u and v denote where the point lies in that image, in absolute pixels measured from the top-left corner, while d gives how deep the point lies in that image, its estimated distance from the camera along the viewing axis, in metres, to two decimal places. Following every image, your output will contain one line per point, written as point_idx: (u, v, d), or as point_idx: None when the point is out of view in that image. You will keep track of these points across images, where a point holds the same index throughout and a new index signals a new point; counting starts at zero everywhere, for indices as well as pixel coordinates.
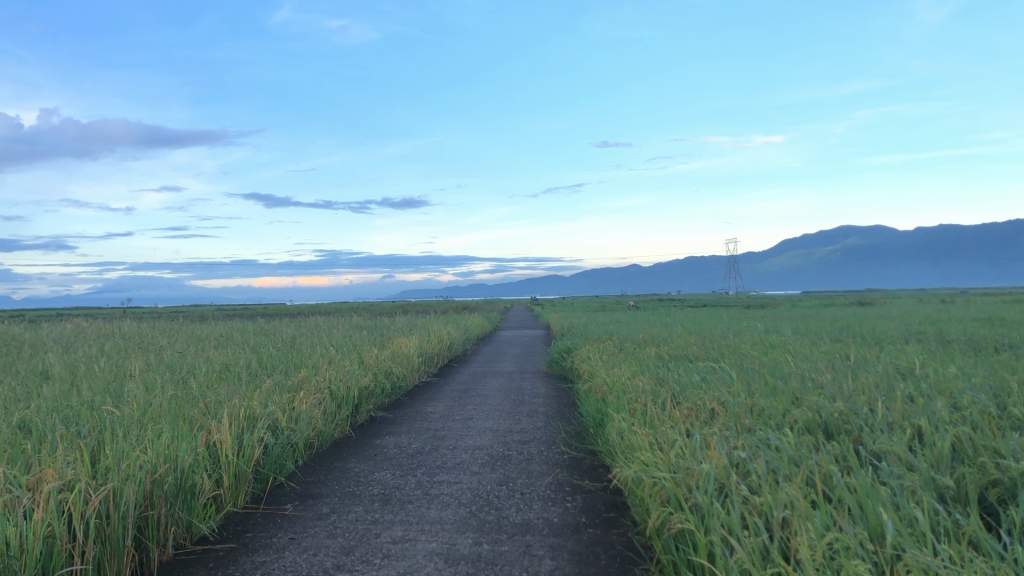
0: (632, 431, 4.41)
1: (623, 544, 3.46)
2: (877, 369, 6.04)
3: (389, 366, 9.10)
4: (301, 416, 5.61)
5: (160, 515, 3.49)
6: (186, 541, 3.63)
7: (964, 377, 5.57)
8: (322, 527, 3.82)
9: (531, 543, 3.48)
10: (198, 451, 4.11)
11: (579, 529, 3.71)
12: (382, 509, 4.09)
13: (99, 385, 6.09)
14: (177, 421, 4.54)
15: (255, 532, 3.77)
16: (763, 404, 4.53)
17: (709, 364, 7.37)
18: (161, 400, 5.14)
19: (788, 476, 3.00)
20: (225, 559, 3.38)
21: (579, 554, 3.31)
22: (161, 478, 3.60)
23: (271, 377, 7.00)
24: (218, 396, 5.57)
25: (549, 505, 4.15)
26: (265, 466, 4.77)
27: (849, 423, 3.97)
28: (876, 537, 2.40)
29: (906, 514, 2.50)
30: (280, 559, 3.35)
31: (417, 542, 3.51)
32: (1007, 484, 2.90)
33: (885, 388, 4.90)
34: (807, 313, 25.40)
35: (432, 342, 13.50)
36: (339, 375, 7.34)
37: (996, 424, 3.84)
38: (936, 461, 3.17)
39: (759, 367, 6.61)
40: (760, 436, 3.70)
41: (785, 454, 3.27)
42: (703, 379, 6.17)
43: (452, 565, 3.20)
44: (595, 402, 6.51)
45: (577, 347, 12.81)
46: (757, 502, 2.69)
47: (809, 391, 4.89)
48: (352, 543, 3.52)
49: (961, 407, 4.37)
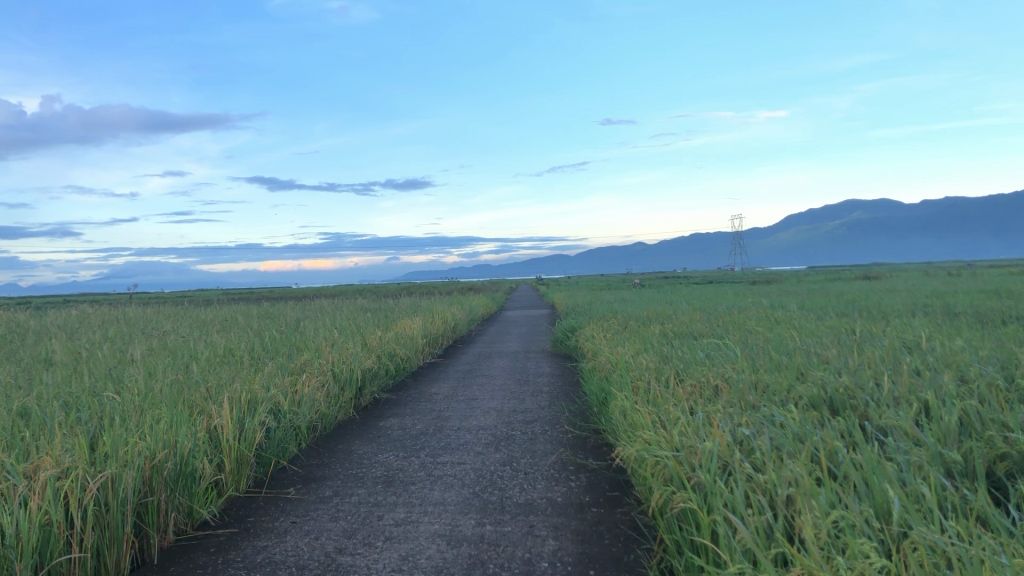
0: (635, 409, 4.38)
1: (626, 523, 3.42)
2: (883, 343, 5.99)
3: (392, 348, 9.06)
4: (304, 400, 5.58)
5: (159, 501, 3.46)
6: (187, 527, 3.61)
7: (971, 350, 5.53)
8: (324, 510, 3.79)
9: (534, 523, 3.45)
10: (198, 436, 4.08)
11: (583, 508, 3.68)
12: (384, 492, 4.07)
13: (102, 370, 6.07)
14: (178, 406, 4.52)
15: (258, 516, 3.75)
16: (768, 379, 4.49)
17: (713, 340, 7.34)
18: (161, 386, 5.12)
19: (792, 453, 2.96)
20: (226, 544, 3.36)
21: (582, 534, 3.28)
22: (160, 464, 3.56)
23: (273, 360, 6.96)
24: (220, 380, 5.55)
25: (552, 484, 4.12)
26: (267, 450, 4.74)
27: (854, 398, 3.93)
28: (882, 514, 2.36)
29: (913, 490, 2.45)
30: (281, 542, 3.32)
31: (420, 524, 3.48)
32: (1015, 458, 2.85)
33: (891, 362, 4.86)
34: (812, 288, 25.33)
35: (436, 324, 13.45)
36: (342, 358, 7.30)
37: (1002, 396, 3.81)
38: (943, 436, 3.13)
39: (764, 343, 6.56)
40: (764, 413, 3.64)
41: (789, 431, 3.23)
42: (708, 356, 6.13)
43: (455, 546, 3.17)
44: (598, 381, 6.49)
45: (582, 325, 12.77)
46: (762, 481, 2.65)
47: (813, 366, 4.86)
48: (354, 526, 3.49)
49: (968, 379, 4.33)
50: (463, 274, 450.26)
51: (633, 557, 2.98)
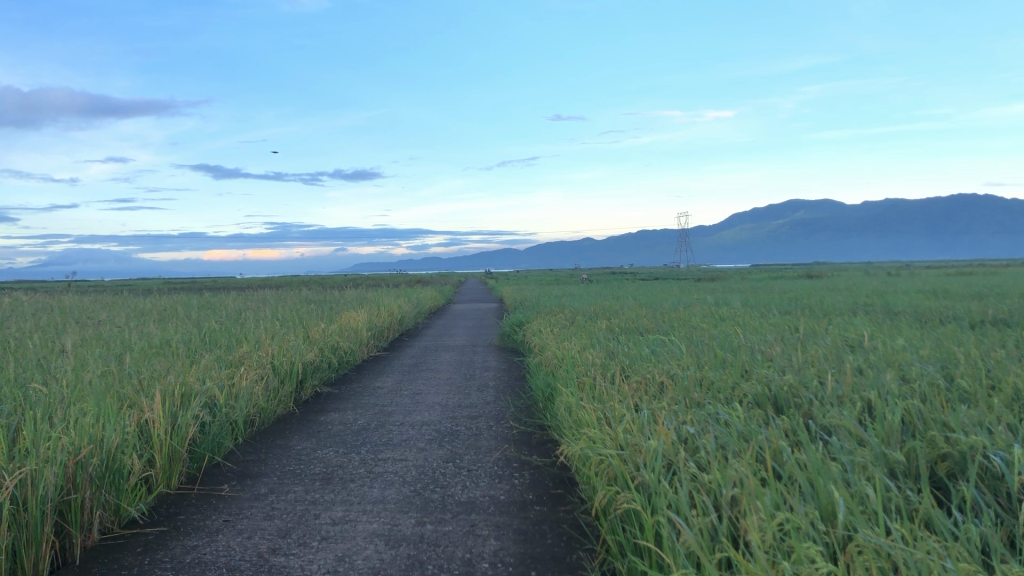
0: (581, 405, 4.33)
1: (569, 522, 3.36)
2: (826, 342, 6.03)
3: (335, 341, 8.89)
4: (242, 393, 5.43)
5: (84, 498, 3.29)
6: (114, 524, 3.44)
7: (911, 349, 5.60)
8: (259, 508, 3.66)
9: (476, 522, 3.37)
10: (127, 430, 3.90)
11: (525, 506, 3.61)
12: (323, 489, 3.95)
13: (30, 360, 5.84)
14: (106, 399, 4.34)
15: (188, 515, 3.60)
16: (713, 376, 4.48)
17: (659, 336, 7.34)
18: (91, 377, 4.93)
19: (737, 452, 2.92)
20: (154, 544, 3.21)
21: (524, 533, 3.21)
22: (85, 459, 3.38)
23: (210, 352, 6.77)
24: (155, 372, 5.38)
25: (495, 481, 4.04)
26: (200, 445, 4.58)
27: (797, 396, 3.93)
28: (827, 516, 2.32)
29: (858, 492, 2.43)
30: (212, 542, 3.19)
31: (358, 523, 3.37)
32: (956, 458, 2.85)
33: (835, 360, 4.88)
34: (753, 285, 25.74)
35: (382, 316, 13.24)
36: (282, 350, 7.13)
37: (944, 397, 3.85)
38: (887, 436, 3.12)
39: (709, 340, 6.57)
40: (709, 410, 3.61)
41: (734, 429, 3.19)
42: (653, 352, 6.13)
43: (393, 547, 3.07)
44: (544, 376, 6.44)
45: (530, 319, 12.70)
46: (706, 481, 2.60)
47: (758, 364, 4.87)
48: (289, 525, 3.38)
49: (909, 379, 4.38)
50: (411, 266, 448.40)
51: (575, 558, 2.91)
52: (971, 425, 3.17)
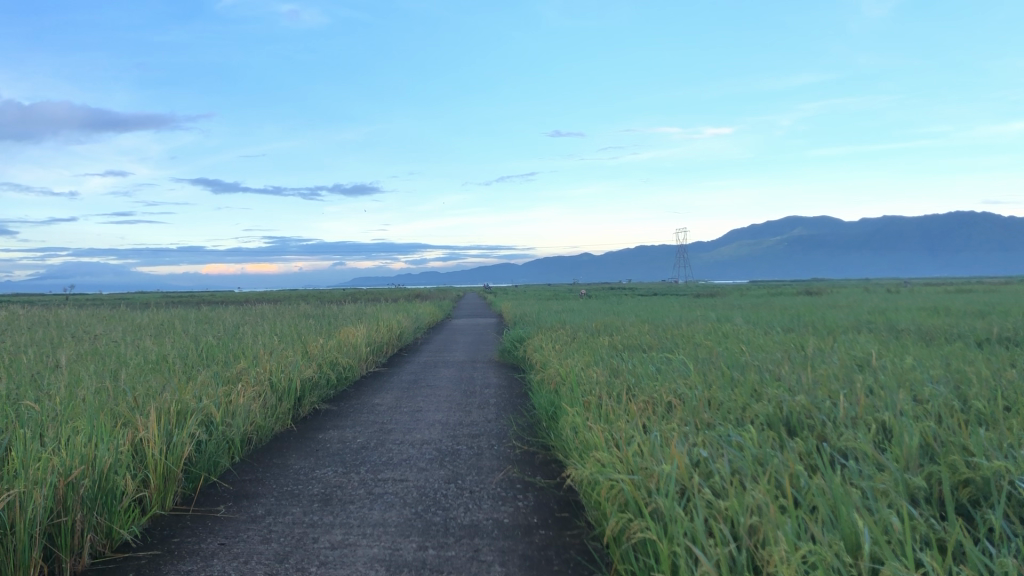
0: (587, 427, 4.22)
1: (578, 547, 3.25)
2: (834, 360, 5.92)
3: (334, 357, 8.76)
4: (238, 410, 5.32)
5: (74, 521, 3.18)
6: (106, 548, 3.32)
7: (922, 368, 5.48)
8: (255, 530, 3.55)
9: (480, 547, 3.26)
10: (120, 450, 3.78)
11: (530, 530, 3.50)
12: (321, 511, 3.84)
13: (23, 376, 5.73)
14: (99, 417, 4.23)
15: (183, 537, 3.49)
16: (722, 395, 4.39)
17: (663, 354, 7.24)
18: (84, 394, 4.82)
19: (753, 477, 2.82)
20: (147, 568, 3.09)
21: (530, 559, 3.10)
22: (76, 481, 3.26)
23: (208, 368, 6.65)
24: (150, 388, 5.27)
25: (498, 504, 3.93)
26: (196, 465, 4.48)
27: (810, 418, 3.83)
28: (851, 547, 2.22)
29: (882, 519, 2.32)
30: (207, 567, 3.08)
31: (358, 547, 3.26)
32: (978, 483, 2.76)
33: (845, 380, 4.78)
34: (755, 301, 25.55)
35: (380, 331, 13.09)
36: (280, 366, 7.01)
37: (960, 418, 3.75)
38: (906, 459, 3.02)
39: (715, 357, 6.47)
40: (721, 432, 3.51)
41: (748, 453, 3.09)
42: (658, 370, 6.02)
43: (395, 573, 2.95)
44: (547, 394, 6.33)
45: (530, 335, 12.56)
46: (722, 508, 2.50)
47: (767, 383, 4.76)
48: (287, 548, 3.27)
49: (922, 400, 4.28)
50: (410, 281, 448.44)
51: None
52: (992, 449, 3.06)
